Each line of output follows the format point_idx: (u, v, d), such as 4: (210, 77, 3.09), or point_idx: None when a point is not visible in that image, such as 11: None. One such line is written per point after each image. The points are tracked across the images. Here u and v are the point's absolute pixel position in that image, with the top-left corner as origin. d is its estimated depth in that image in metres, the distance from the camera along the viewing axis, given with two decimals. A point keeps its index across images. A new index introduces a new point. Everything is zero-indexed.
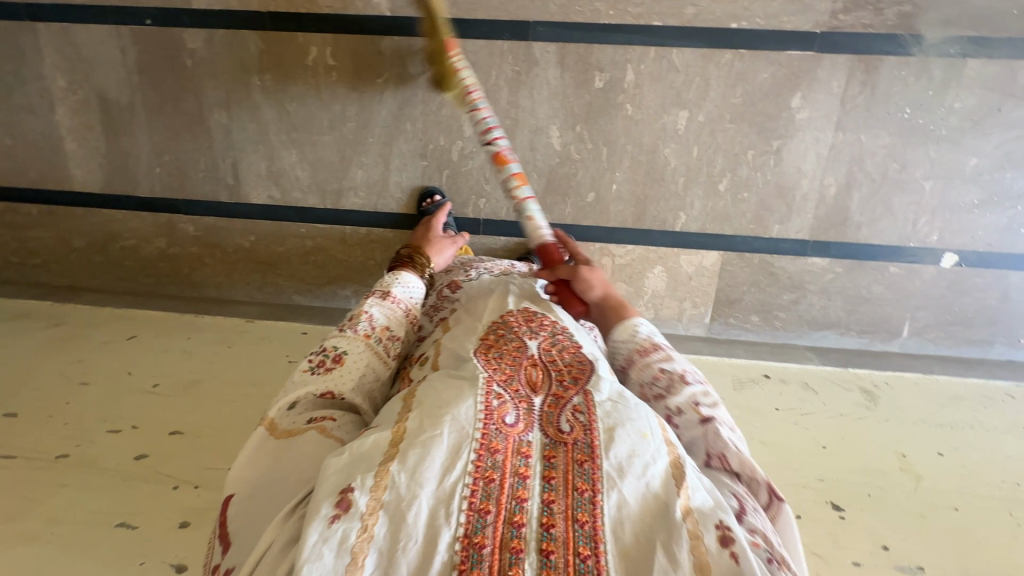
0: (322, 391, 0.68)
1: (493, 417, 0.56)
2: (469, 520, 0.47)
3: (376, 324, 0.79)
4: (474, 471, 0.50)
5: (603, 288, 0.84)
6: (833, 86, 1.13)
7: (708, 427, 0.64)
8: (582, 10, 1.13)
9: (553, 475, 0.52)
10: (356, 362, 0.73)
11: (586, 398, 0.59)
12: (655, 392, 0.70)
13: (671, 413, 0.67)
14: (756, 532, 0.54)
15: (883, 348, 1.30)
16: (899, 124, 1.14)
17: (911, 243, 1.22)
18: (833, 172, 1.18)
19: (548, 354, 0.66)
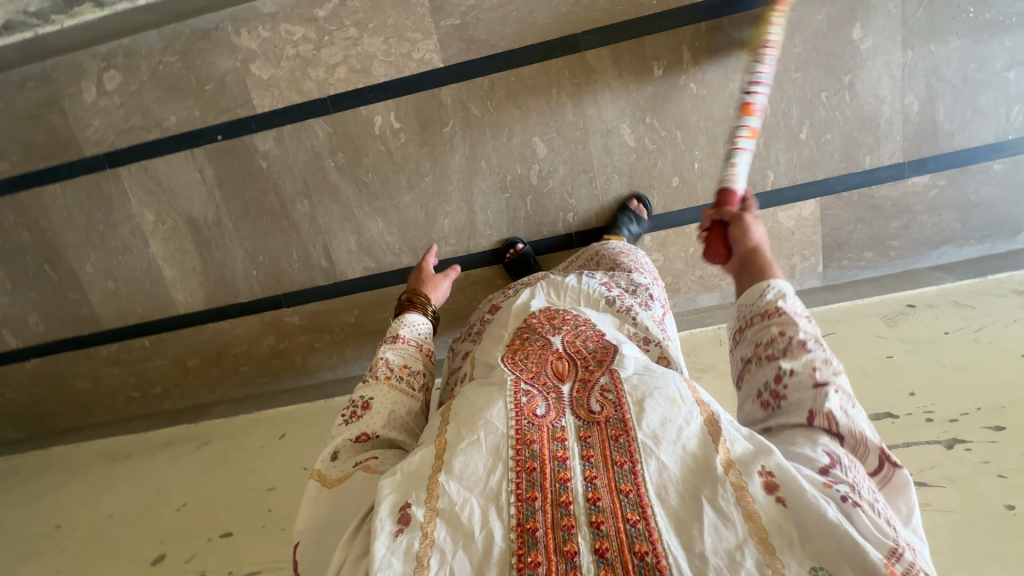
0: (357, 435, 0.67)
1: (524, 412, 0.58)
2: (518, 510, 0.50)
3: (395, 365, 0.77)
4: (516, 464, 0.53)
5: (760, 241, 0.74)
6: (891, 8, 1.13)
7: (827, 393, 0.58)
8: (626, 9, 1.16)
9: (590, 453, 0.54)
10: (386, 403, 0.71)
11: (612, 376, 0.61)
12: (765, 353, 0.63)
13: (781, 376, 0.61)
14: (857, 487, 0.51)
15: (1007, 247, 1.27)
16: (966, 25, 1.14)
17: (1010, 136, 1.20)
18: (911, 89, 1.18)
19: (572, 345, 0.68)
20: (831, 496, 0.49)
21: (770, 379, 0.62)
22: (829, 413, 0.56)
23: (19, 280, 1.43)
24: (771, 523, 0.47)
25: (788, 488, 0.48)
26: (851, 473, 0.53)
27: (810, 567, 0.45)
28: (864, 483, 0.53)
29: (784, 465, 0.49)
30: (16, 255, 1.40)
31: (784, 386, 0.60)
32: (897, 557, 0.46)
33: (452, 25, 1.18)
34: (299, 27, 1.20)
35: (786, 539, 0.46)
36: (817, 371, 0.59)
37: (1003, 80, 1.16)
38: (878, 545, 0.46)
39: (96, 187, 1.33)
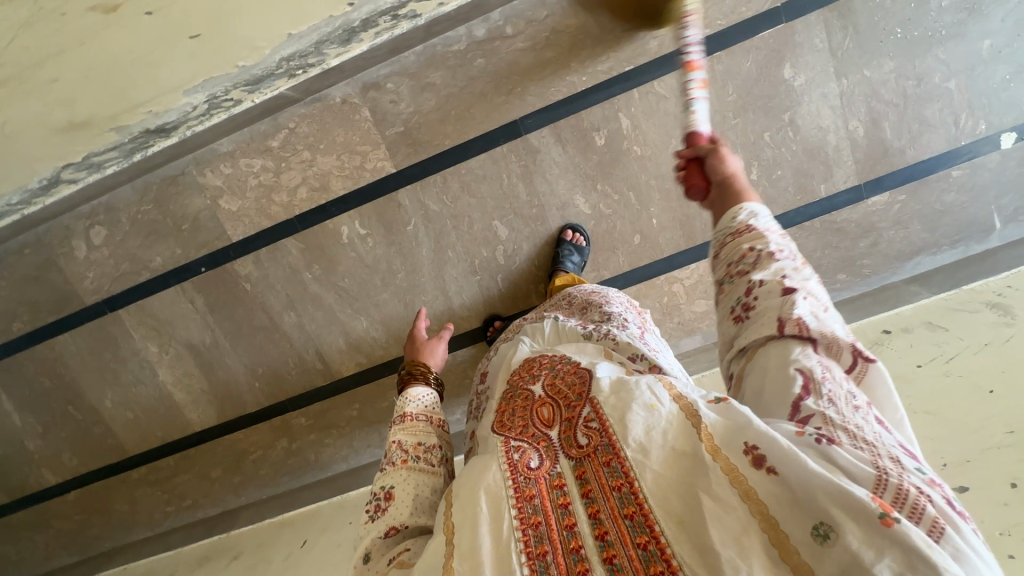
0: (386, 531, 0.59)
1: (516, 469, 0.54)
2: (533, 573, 0.47)
3: (410, 445, 0.68)
4: (520, 523, 0.50)
5: (734, 167, 0.70)
6: (817, 43, 1.15)
7: (795, 306, 0.56)
8: (559, 89, 1.19)
9: (590, 489, 0.51)
10: (409, 487, 0.63)
11: (593, 404, 0.56)
12: (735, 268, 0.62)
13: (752, 287, 0.59)
14: (841, 419, 0.49)
15: (984, 246, 1.25)
16: (897, 45, 1.15)
17: (962, 142, 1.20)
18: (853, 115, 1.19)
19: (552, 386, 0.63)
20: (807, 444, 0.46)
21: (739, 294, 0.60)
22: (799, 319, 0.55)
23: (49, 423, 1.54)
24: (768, 496, 0.44)
25: (771, 453, 0.45)
26: (834, 399, 0.50)
27: (809, 530, 0.42)
28: (848, 397, 0.50)
29: (754, 425, 0.47)
30: (42, 401, 1.51)
31: (755, 296, 0.58)
32: (881, 479, 0.43)
33: (398, 133, 1.24)
34: (258, 159, 1.27)
35: (784, 510, 0.44)
36: (785, 277, 0.57)
37: (945, 89, 1.17)
38: (864, 473, 0.44)
39: (102, 331, 1.43)
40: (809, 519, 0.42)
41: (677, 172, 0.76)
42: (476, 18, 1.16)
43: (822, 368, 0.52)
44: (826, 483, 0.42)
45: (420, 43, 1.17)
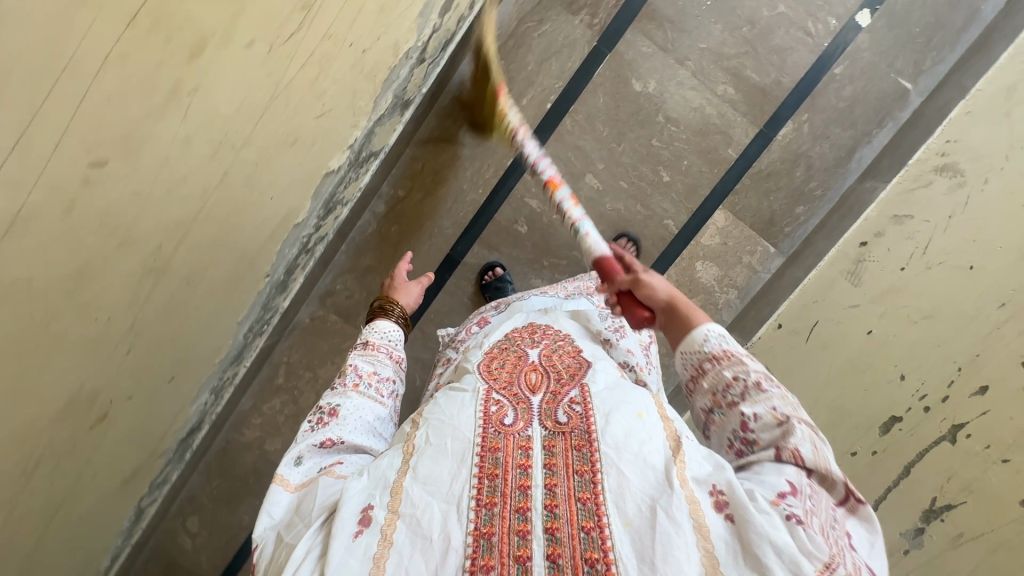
0: (322, 440, 0.68)
1: (492, 422, 0.64)
2: (477, 515, 0.54)
3: (365, 372, 0.79)
4: (480, 470, 0.58)
5: (667, 291, 0.71)
6: (646, 49, 1.23)
7: (788, 435, 0.54)
8: (467, 209, 1.32)
9: (553, 462, 0.58)
10: (352, 408, 0.74)
11: (581, 391, 0.67)
12: (724, 399, 0.60)
13: (746, 421, 0.58)
14: (817, 520, 0.50)
15: (910, 110, 1.25)
16: (714, 8, 1.21)
17: (825, 43, 1.22)
18: (715, 82, 1.25)
19: (547, 359, 0.76)
20: (776, 513, 0.49)
21: (735, 428, 0.59)
22: (795, 450, 0.53)
23: None
24: (718, 539, 0.50)
25: (736, 507, 0.50)
26: (812, 505, 0.51)
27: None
28: (830, 519, 0.52)
29: (732, 485, 0.51)
30: None
31: (750, 429, 0.57)
32: (829, 570, 0.46)
33: (365, 316, 1.38)
34: (275, 398, 1.44)
35: (731, 554, 0.49)
36: (775, 410, 0.57)
37: (779, 16, 1.21)
38: (814, 558, 0.47)
39: None
40: (750, 571, 0.48)
41: (615, 303, 0.79)
42: (370, 201, 1.29)
43: (810, 487, 0.52)
44: (776, 547, 0.47)
45: (342, 247, 1.32)
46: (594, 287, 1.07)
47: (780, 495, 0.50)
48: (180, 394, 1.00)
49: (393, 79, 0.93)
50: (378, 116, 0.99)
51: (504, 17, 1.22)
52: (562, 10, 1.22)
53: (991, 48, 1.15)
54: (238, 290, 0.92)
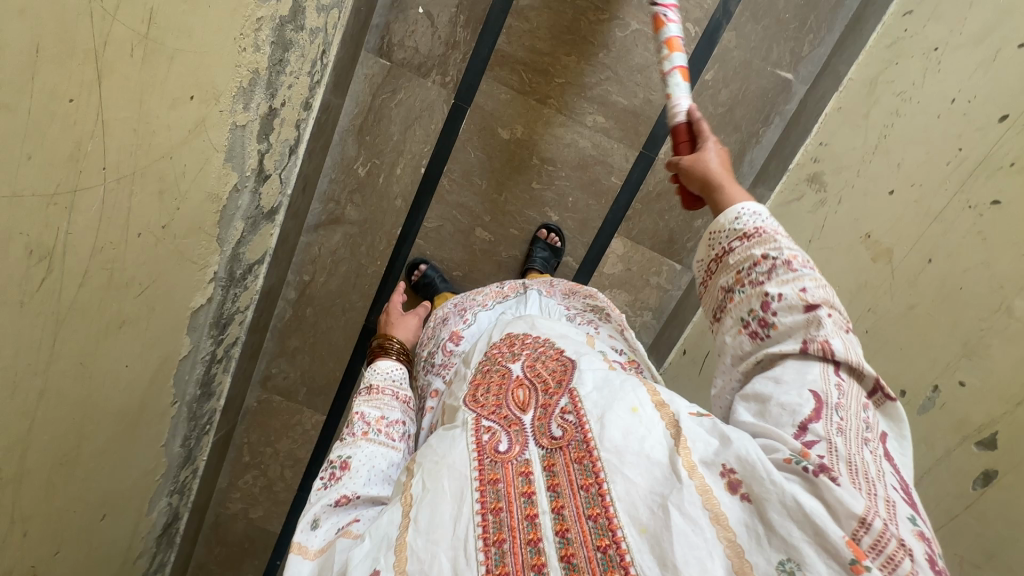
0: (337, 497, 0.62)
1: (487, 450, 0.54)
2: (487, 556, 0.46)
3: (372, 418, 0.74)
4: (481, 506, 0.49)
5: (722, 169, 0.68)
6: (504, 96, 1.20)
7: (815, 322, 0.51)
8: (371, 280, 1.36)
9: (556, 482, 0.50)
10: (363, 458, 0.67)
11: (571, 397, 0.57)
12: (749, 279, 0.57)
13: (768, 300, 0.55)
14: (842, 447, 0.44)
15: (795, 101, 1.17)
16: (564, 38, 1.16)
17: (688, 51, 1.15)
18: (583, 114, 1.21)
19: (530, 369, 0.64)
20: (793, 472, 0.42)
21: (755, 308, 0.56)
22: (826, 342, 0.50)
23: None
24: (738, 524, 0.42)
25: (753, 484, 0.43)
26: (837, 420, 0.46)
27: (775, 562, 0.40)
28: (858, 429, 0.46)
29: (747, 456, 0.44)
30: None
31: (773, 310, 0.54)
32: (865, 525, 0.39)
33: (306, 390, 1.47)
34: (247, 474, 1.56)
35: (754, 538, 0.41)
36: (805, 290, 0.53)
37: (633, 34, 1.15)
38: (847, 515, 0.39)
39: None
40: (778, 552, 0.40)
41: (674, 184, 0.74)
42: (280, 291, 1.36)
43: (835, 391, 0.48)
44: (796, 516, 0.40)
45: (268, 336, 1.40)
46: (562, 285, 1.06)
47: (802, 427, 0.46)
48: (125, 521, 1.11)
49: (231, 211, 0.96)
50: (234, 240, 1.03)
51: (358, 93, 1.21)
52: (412, 75, 1.20)
53: (862, 26, 1.05)
54: (139, 431, 1.00)
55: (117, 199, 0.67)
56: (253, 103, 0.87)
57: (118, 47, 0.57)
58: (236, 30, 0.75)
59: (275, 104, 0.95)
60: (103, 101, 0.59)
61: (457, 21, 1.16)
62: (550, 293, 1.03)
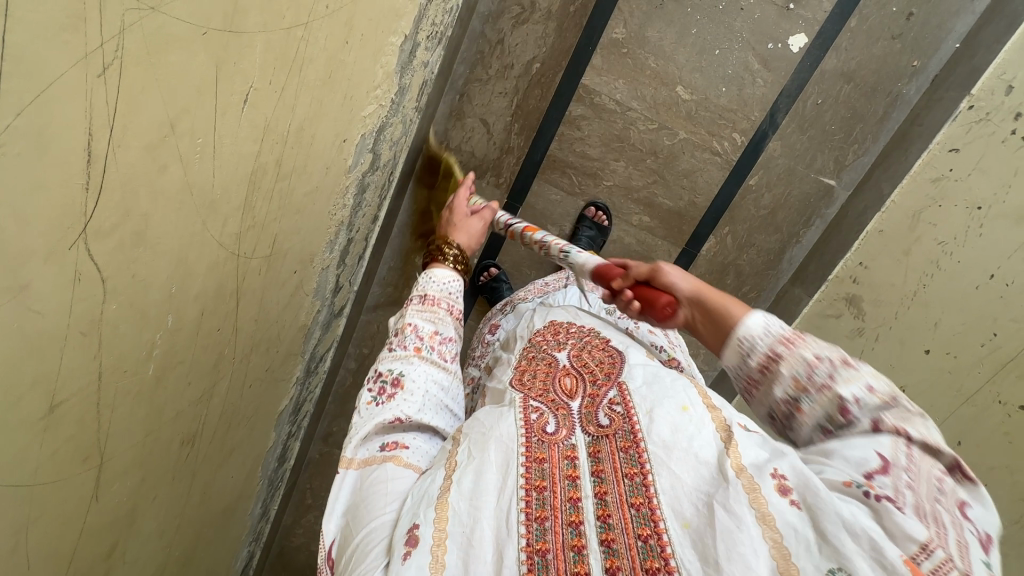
0: (391, 419, 0.59)
1: (534, 429, 0.55)
2: (528, 530, 0.46)
3: (426, 333, 0.66)
4: (526, 482, 0.49)
5: (693, 282, 0.61)
6: (555, 197, 1.27)
7: (895, 413, 0.45)
8: None
9: (602, 469, 0.50)
10: (418, 382, 0.62)
11: (620, 390, 0.58)
12: (813, 383, 0.48)
13: (845, 405, 0.46)
14: (911, 497, 0.39)
15: (836, 206, 1.21)
16: (613, 146, 1.22)
17: (735, 158, 1.20)
18: (630, 213, 1.27)
19: (577, 359, 0.66)
20: (853, 495, 0.40)
21: (823, 407, 0.48)
22: (902, 427, 0.44)
23: None
24: (788, 526, 0.39)
25: (807, 495, 0.40)
26: (906, 479, 0.41)
27: (824, 569, 0.37)
28: (931, 492, 0.40)
29: (804, 468, 0.41)
30: None
31: (851, 412, 0.46)
32: (926, 551, 0.36)
33: None
34: None
35: (803, 542, 0.39)
36: (876, 389, 0.46)
37: (681, 141, 1.20)
38: (906, 538, 0.37)
39: None
40: (829, 560, 0.37)
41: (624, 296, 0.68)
42: (342, 362, 1.47)
43: (909, 456, 0.42)
44: (852, 529, 0.37)
45: (328, 401, 1.52)
46: None
47: (868, 476, 0.41)
48: None
49: (313, 327, 1.07)
50: (312, 345, 1.13)
51: (416, 191, 1.29)
52: (468, 176, 1.27)
53: (908, 147, 1.08)
54: (234, 516, 1.13)
55: (238, 369, 0.77)
56: (336, 245, 0.97)
57: (251, 272, 0.66)
58: (331, 203, 0.84)
59: (352, 234, 1.03)
60: (238, 313, 0.68)
61: (512, 128, 1.22)
62: (591, 288, 0.96)
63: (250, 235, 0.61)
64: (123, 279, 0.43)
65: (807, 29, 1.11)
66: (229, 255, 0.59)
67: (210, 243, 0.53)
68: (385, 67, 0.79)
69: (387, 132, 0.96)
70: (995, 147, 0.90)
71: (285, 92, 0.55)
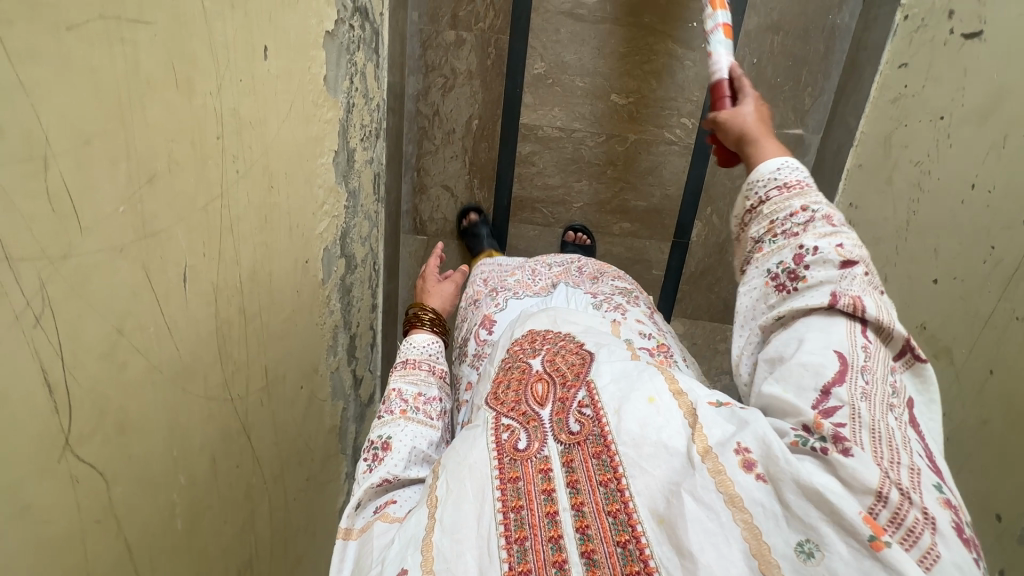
0: (378, 480, 0.57)
1: (504, 448, 0.47)
2: (509, 553, 0.40)
3: (409, 396, 0.69)
4: (502, 504, 0.43)
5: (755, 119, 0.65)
6: (533, 231, 1.30)
7: (853, 282, 0.47)
8: None
9: (576, 478, 0.43)
10: (405, 440, 0.62)
11: (589, 389, 0.48)
12: (784, 229, 0.54)
13: (803, 255, 0.51)
14: (866, 417, 0.39)
15: (812, 151, 1.17)
16: (572, 168, 1.24)
17: (692, 140, 1.19)
18: (609, 224, 1.28)
19: (550, 362, 0.55)
20: (804, 452, 0.38)
21: (787, 260, 0.52)
22: (857, 300, 0.46)
23: None
24: (755, 505, 0.36)
25: (770, 466, 0.37)
26: (862, 385, 0.41)
27: (793, 543, 0.34)
28: (884, 394, 0.41)
29: (770, 440, 0.37)
30: None
31: (807, 266, 0.50)
32: (882, 500, 0.34)
33: None
34: None
35: (772, 517, 0.35)
36: (843, 247, 0.50)
37: (634, 143, 1.21)
38: (861, 488, 0.34)
39: None
40: (796, 533, 0.34)
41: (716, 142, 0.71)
42: None
43: (863, 353, 0.43)
44: (810, 496, 0.34)
45: None
46: (590, 265, 0.98)
47: (824, 392, 0.41)
48: None
49: (345, 423, 1.14)
50: (352, 439, 1.20)
51: (407, 268, 1.37)
52: (448, 238, 1.33)
53: (860, 73, 1.04)
54: None
55: (275, 488, 0.84)
56: (339, 346, 1.04)
57: (254, 406, 0.74)
58: (316, 315, 0.91)
59: (352, 330, 1.11)
60: (254, 444, 0.75)
61: (473, 184, 1.28)
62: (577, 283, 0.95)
63: (238, 376, 0.69)
64: (120, 468, 0.50)
65: None
66: (223, 401, 0.66)
67: (196, 402, 0.61)
68: (323, 185, 0.87)
69: (352, 233, 1.03)
70: (939, 51, 0.85)
71: (223, 254, 0.62)
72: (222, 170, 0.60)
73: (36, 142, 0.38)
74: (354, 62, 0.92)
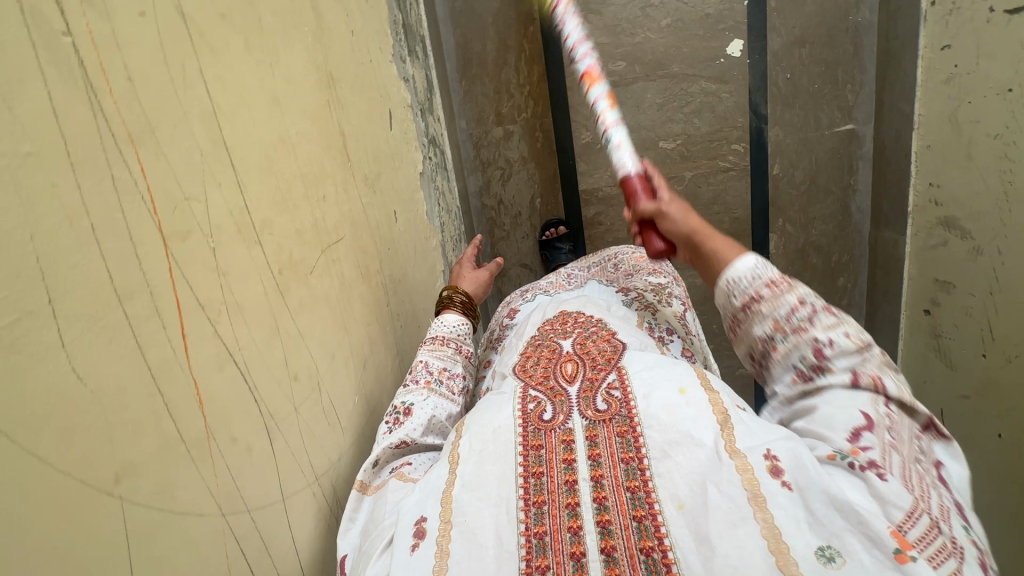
0: (396, 441, 0.50)
1: (530, 419, 0.44)
2: (526, 515, 0.38)
3: (435, 367, 0.58)
4: (523, 471, 0.40)
5: (693, 220, 0.55)
6: None
7: (872, 362, 0.43)
8: None
9: (598, 451, 0.41)
10: (426, 409, 0.53)
11: (620, 373, 0.47)
12: (790, 324, 0.45)
13: (819, 346, 0.44)
14: (896, 458, 0.37)
15: (868, 141, 1.21)
16: None
17: (748, 162, 1.23)
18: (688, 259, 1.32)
19: (582, 345, 0.53)
20: (838, 465, 0.37)
21: (800, 354, 0.44)
22: (880, 377, 0.42)
23: None
24: (782, 505, 0.34)
25: (800, 476, 0.35)
26: (892, 440, 0.39)
27: (814, 547, 0.32)
28: (914, 450, 0.39)
29: (802, 452, 0.36)
30: None
31: (828, 357, 0.43)
32: (912, 518, 0.33)
33: None
34: None
35: (805, 522, 0.33)
36: (853, 333, 0.44)
37: (692, 180, 1.26)
38: (891, 504, 0.34)
39: None
40: (818, 538, 0.33)
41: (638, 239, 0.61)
42: None
43: (890, 422, 0.39)
44: (841, 506, 0.33)
45: None
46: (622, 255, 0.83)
47: (854, 433, 0.38)
48: None
49: None
50: None
51: None
52: None
53: (898, 63, 1.08)
54: None
55: None
56: None
57: None
58: None
59: None
60: None
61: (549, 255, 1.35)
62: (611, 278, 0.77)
63: None
64: None
65: (737, 32, 1.15)
66: None
67: None
68: None
69: None
70: (985, 30, 0.86)
71: None
72: (394, 331, 0.68)
73: (313, 376, 0.45)
74: (437, 188, 1.01)
